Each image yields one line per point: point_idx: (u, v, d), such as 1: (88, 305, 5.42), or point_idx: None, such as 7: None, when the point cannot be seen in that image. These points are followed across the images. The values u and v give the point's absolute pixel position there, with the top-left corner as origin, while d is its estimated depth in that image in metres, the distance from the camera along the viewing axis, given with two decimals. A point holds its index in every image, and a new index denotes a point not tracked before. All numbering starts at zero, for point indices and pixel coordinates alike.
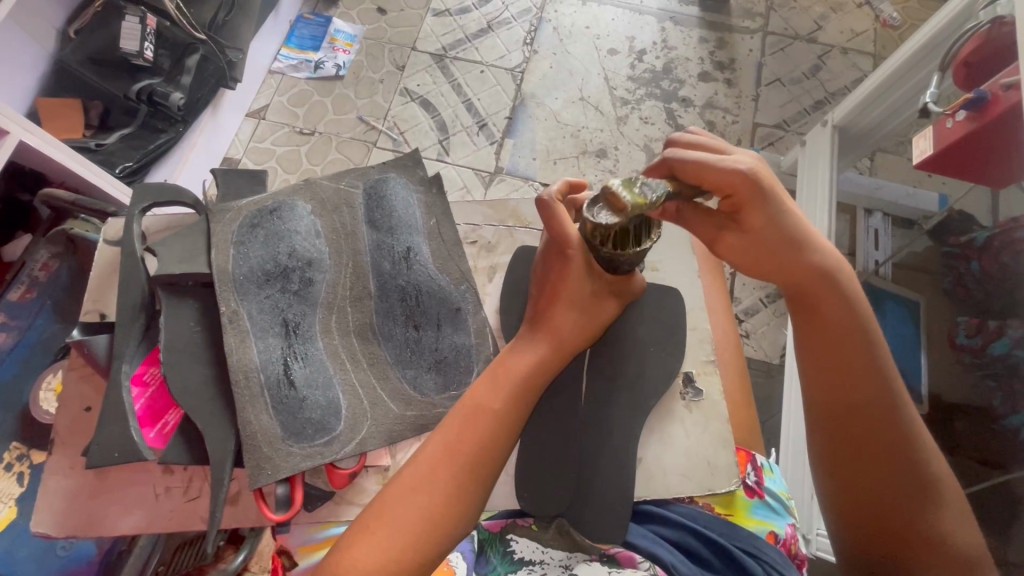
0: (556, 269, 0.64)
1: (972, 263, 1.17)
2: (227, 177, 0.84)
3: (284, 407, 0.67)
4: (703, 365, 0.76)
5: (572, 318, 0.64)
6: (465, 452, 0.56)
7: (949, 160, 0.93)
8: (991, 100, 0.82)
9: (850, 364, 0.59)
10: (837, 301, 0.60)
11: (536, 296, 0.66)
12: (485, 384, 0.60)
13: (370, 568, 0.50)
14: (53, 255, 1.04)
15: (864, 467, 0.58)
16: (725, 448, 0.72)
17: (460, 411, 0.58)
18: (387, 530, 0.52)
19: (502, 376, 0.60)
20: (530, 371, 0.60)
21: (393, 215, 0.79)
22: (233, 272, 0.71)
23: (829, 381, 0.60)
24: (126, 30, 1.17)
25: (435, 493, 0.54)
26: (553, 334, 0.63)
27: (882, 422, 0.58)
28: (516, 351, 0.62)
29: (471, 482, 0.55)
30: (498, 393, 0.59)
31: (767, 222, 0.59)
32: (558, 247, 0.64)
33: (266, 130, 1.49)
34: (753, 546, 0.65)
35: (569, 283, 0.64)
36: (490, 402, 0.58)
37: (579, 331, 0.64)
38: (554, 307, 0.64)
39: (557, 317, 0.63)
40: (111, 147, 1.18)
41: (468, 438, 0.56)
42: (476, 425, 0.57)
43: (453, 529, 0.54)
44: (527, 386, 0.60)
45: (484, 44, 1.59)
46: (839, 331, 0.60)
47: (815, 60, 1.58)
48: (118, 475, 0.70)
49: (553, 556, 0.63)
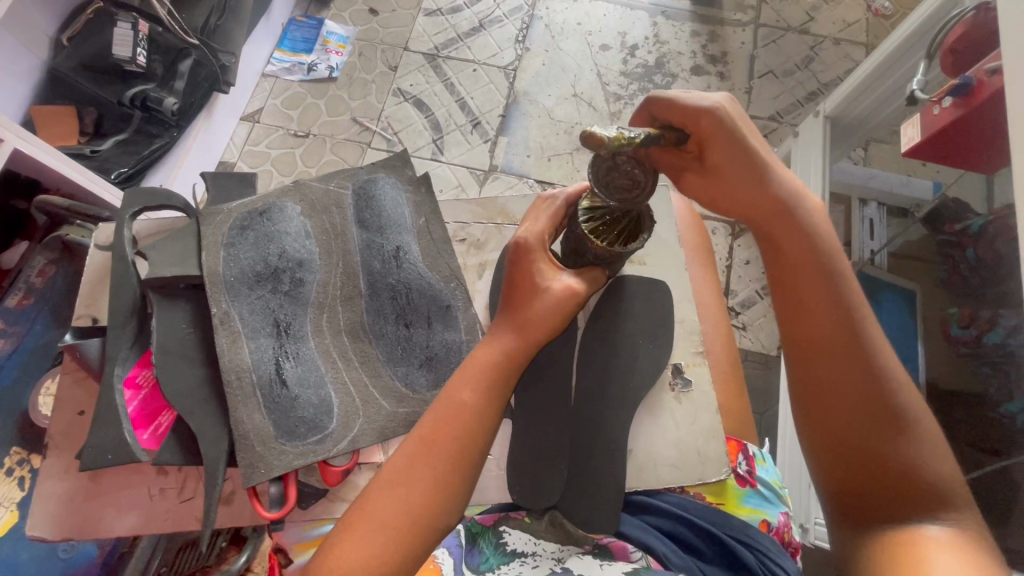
0: (518, 263, 0.63)
1: (967, 251, 1.16)
2: (217, 179, 0.84)
3: (277, 406, 0.68)
4: (691, 357, 0.76)
5: (543, 305, 0.62)
6: (441, 443, 0.56)
7: (937, 148, 0.93)
8: (976, 85, 0.82)
9: (816, 309, 0.59)
10: (803, 240, 0.61)
11: (508, 288, 0.64)
12: (461, 377, 0.60)
13: (354, 561, 0.51)
14: (49, 261, 1.06)
15: (835, 406, 0.57)
16: (716, 438, 0.72)
17: (438, 404, 0.58)
18: (369, 524, 0.53)
19: (474, 369, 0.60)
20: (510, 364, 0.60)
21: (383, 215, 0.80)
22: (223, 274, 0.72)
23: (796, 324, 0.60)
24: (118, 37, 1.18)
25: (415, 486, 0.54)
26: (529, 330, 0.61)
27: (852, 362, 0.57)
28: (487, 343, 0.62)
29: (451, 472, 0.56)
30: (470, 386, 0.59)
31: (725, 152, 0.61)
32: (527, 240, 0.64)
33: (261, 133, 1.49)
34: (745, 534, 0.66)
35: (531, 276, 0.63)
36: (463, 395, 0.58)
37: (545, 319, 0.62)
38: (523, 301, 0.63)
39: (533, 310, 0.62)
40: (106, 153, 1.19)
41: (445, 432, 0.56)
42: (452, 417, 0.57)
43: (438, 521, 0.54)
44: (501, 375, 0.60)
45: (476, 42, 1.59)
46: (804, 274, 0.60)
47: (807, 51, 1.58)
48: (113, 477, 0.71)
49: (546, 548, 0.63)
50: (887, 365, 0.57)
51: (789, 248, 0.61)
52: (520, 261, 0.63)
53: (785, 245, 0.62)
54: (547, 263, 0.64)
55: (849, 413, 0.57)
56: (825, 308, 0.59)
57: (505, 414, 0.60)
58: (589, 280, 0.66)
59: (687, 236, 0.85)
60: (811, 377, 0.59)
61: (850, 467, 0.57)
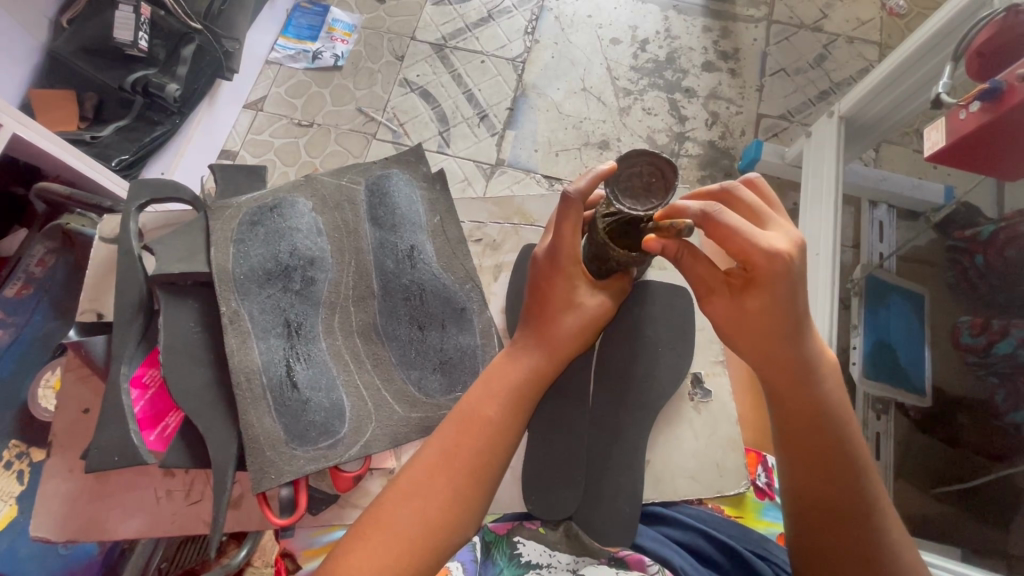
0: (547, 274, 0.61)
1: (977, 257, 1.15)
2: (225, 172, 0.82)
3: (287, 410, 0.66)
4: (712, 365, 0.76)
5: (569, 321, 0.61)
6: (460, 456, 0.55)
7: (961, 153, 0.91)
8: (1006, 91, 0.80)
9: (821, 458, 0.56)
10: (817, 394, 0.57)
11: (532, 301, 0.62)
12: (483, 390, 0.59)
13: (367, 571, 0.49)
14: (50, 250, 1.03)
15: (815, 465, 0.56)
16: (735, 449, 0.72)
17: (460, 414, 0.57)
18: (385, 534, 0.51)
19: (499, 383, 0.59)
20: (533, 381, 0.60)
21: (396, 213, 0.78)
22: (232, 271, 0.69)
23: (806, 477, 0.56)
24: (119, 20, 1.14)
25: (436, 497, 0.53)
26: (556, 346, 0.61)
27: (823, 414, 0.56)
28: (514, 357, 0.61)
29: (470, 488, 0.54)
30: (494, 400, 0.58)
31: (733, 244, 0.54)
32: (553, 251, 0.60)
33: (264, 122, 1.46)
34: (765, 548, 0.64)
35: (561, 290, 0.61)
36: (487, 409, 0.57)
37: (573, 334, 0.61)
38: (552, 314, 0.61)
39: (560, 325, 0.61)
40: (106, 140, 1.16)
41: (467, 446, 0.55)
42: (474, 430, 0.56)
43: (453, 535, 0.53)
44: (524, 393, 0.59)
45: (484, 33, 1.56)
46: (807, 425, 0.56)
47: (820, 49, 1.56)
48: (119, 478, 0.69)
49: (561, 560, 0.61)
50: (849, 432, 0.57)
51: (795, 399, 0.57)
52: (552, 273, 0.61)
53: (792, 391, 0.57)
54: (582, 278, 0.62)
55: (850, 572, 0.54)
56: (828, 455, 0.56)
57: (525, 430, 0.59)
58: (616, 289, 0.65)
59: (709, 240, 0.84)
60: (799, 457, 0.57)
61: (807, 527, 0.56)
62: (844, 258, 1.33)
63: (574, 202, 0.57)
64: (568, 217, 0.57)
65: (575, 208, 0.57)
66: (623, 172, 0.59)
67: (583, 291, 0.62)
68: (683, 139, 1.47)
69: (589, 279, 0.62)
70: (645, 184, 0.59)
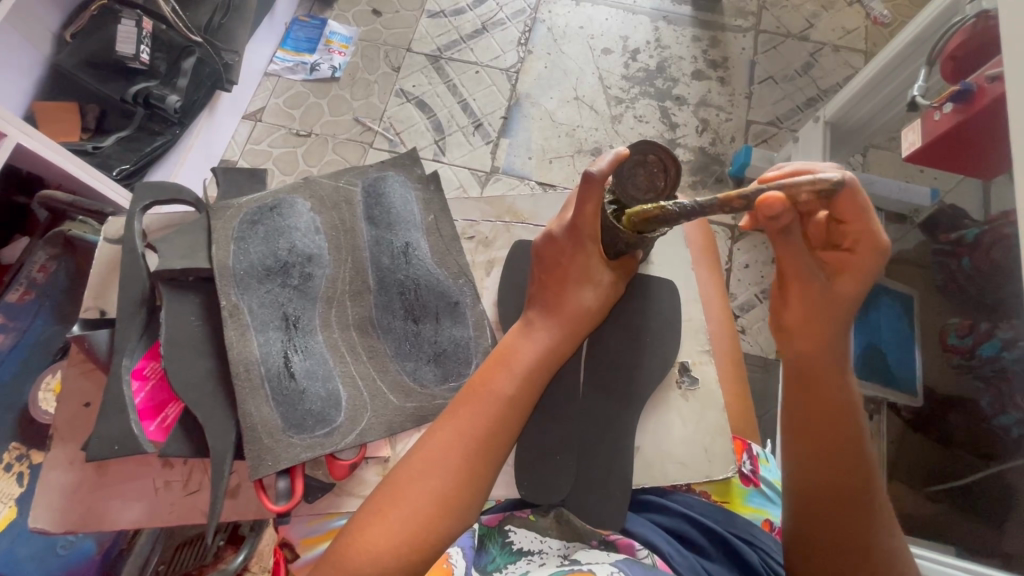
0: (566, 250, 0.64)
1: (962, 260, 1.18)
2: (227, 174, 0.85)
3: (285, 399, 0.67)
4: (699, 355, 0.78)
5: (582, 296, 0.64)
6: (474, 436, 0.57)
7: (937, 153, 0.94)
8: (976, 92, 0.83)
9: (822, 414, 0.60)
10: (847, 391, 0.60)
11: (547, 279, 0.65)
12: (495, 370, 0.61)
13: (382, 547, 0.51)
14: (52, 256, 1.05)
15: (817, 420, 0.60)
16: (722, 435, 0.74)
17: (474, 394, 0.59)
18: (397, 511, 0.53)
19: (515, 362, 0.60)
20: (546, 360, 0.62)
21: (392, 212, 0.80)
22: (232, 267, 0.72)
23: (810, 431, 0.61)
24: (122, 34, 1.19)
25: (449, 473, 0.55)
26: (574, 321, 0.64)
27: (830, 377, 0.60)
28: (528, 335, 0.63)
29: (482, 465, 0.56)
30: (508, 378, 0.60)
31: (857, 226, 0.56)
32: (576, 229, 0.63)
33: (263, 132, 1.50)
34: (751, 534, 0.68)
35: (579, 267, 0.64)
36: (501, 387, 0.59)
37: (588, 312, 0.64)
38: (569, 290, 0.64)
39: (579, 301, 0.64)
40: (108, 150, 1.19)
41: (480, 424, 0.57)
42: (486, 409, 0.58)
43: (463, 513, 0.55)
44: (539, 368, 0.61)
45: (479, 44, 1.60)
46: (816, 381, 0.60)
47: (807, 58, 1.60)
48: (119, 469, 0.71)
49: (551, 546, 0.65)
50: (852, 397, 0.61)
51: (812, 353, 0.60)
52: (573, 250, 0.64)
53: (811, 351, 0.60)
54: (599, 257, 0.65)
55: (845, 561, 0.58)
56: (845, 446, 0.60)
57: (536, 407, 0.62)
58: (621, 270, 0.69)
59: (692, 231, 0.87)
60: (803, 411, 0.61)
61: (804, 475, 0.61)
62: None
63: (595, 182, 0.60)
64: (591, 196, 0.61)
65: (596, 186, 0.60)
66: (630, 162, 0.65)
67: (600, 268, 0.66)
68: (674, 145, 1.50)
69: (604, 258, 0.66)
70: (650, 175, 0.65)
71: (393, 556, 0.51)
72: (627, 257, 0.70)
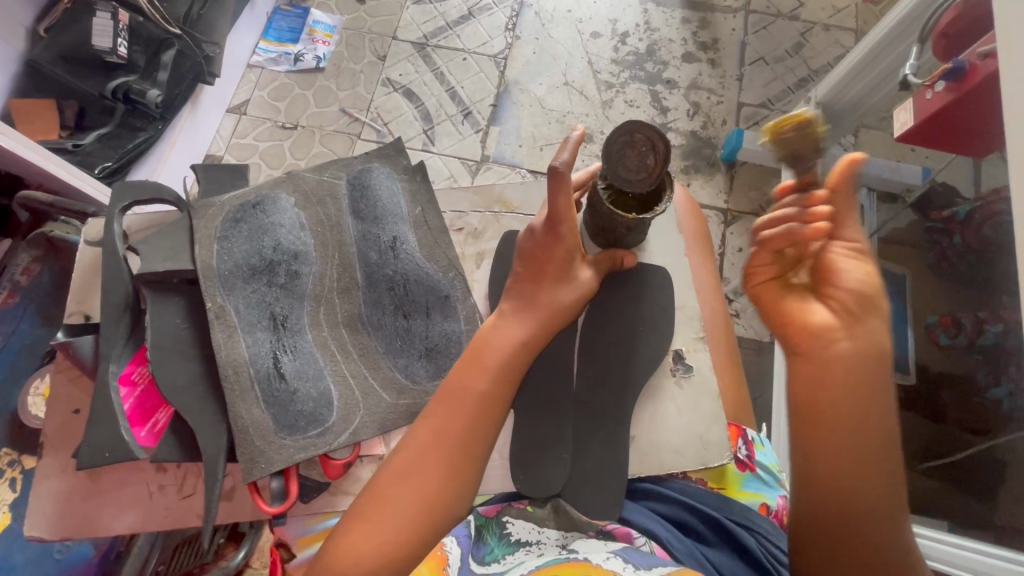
0: (546, 248, 0.65)
1: (955, 237, 1.18)
2: (207, 171, 0.83)
3: (275, 400, 0.67)
4: (693, 342, 0.77)
5: (561, 293, 0.65)
6: (450, 437, 0.57)
7: (930, 133, 0.93)
8: (969, 70, 0.82)
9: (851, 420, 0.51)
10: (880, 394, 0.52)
11: (525, 275, 0.65)
12: (470, 367, 0.60)
13: (364, 551, 0.51)
14: (35, 259, 1.03)
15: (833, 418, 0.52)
16: (718, 423, 0.74)
17: (450, 393, 0.59)
18: (379, 515, 0.53)
19: (487, 358, 0.60)
20: (518, 355, 0.61)
21: (378, 206, 0.79)
22: (216, 267, 0.70)
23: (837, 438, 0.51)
24: (98, 27, 1.15)
25: (428, 473, 0.55)
26: (550, 318, 0.63)
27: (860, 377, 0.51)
28: (499, 331, 0.62)
29: (464, 464, 0.56)
30: (482, 375, 0.59)
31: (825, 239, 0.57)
32: (556, 227, 0.64)
33: (248, 126, 1.47)
34: (746, 518, 0.69)
35: (560, 263, 0.65)
36: (476, 384, 0.58)
37: (568, 310, 0.65)
38: (550, 287, 0.64)
39: (558, 299, 0.64)
40: (88, 147, 1.16)
41: (458, 422, 0.57)
42: (460, 408, 0.58)
43: (450, 511, 0.55)
44: (514, 364, 0.61)
45: (466, 31, 1.57)
46: (851, 382, 0.51)
47: (798, 37, 1.58)
48: (111, 475, 0.70)
49: (548, 536, 0.63)
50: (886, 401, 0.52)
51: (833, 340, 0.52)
52: (551, 248, 0.65)
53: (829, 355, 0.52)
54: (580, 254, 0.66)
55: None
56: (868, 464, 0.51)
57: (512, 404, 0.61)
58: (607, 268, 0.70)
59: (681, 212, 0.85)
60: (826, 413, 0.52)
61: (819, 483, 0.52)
62: None
63: (562, 177, 0.60)
64: (563, 189, 0.61)
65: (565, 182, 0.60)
66: (618, 144, 0.69)
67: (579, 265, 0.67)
68: (665, 130, 1.49)
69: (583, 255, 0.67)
70: (638, 155, 0.70)
71: (375, 559, 0.51)
72: (615, 254, 0.72)
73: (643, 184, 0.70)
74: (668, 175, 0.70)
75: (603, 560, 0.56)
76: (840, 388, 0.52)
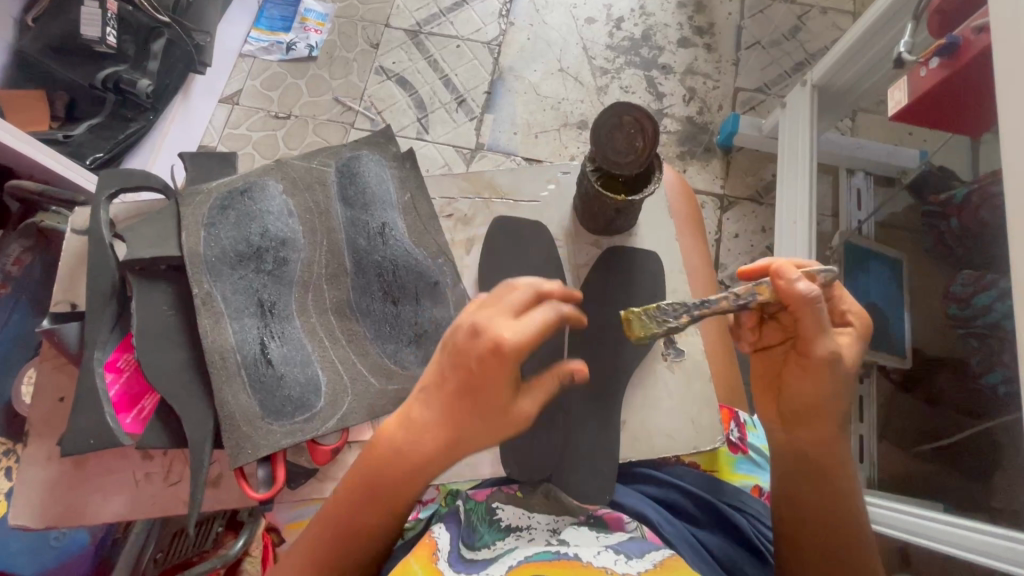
0: (485, 362, 0.50)
1: (952, 221, 1.14)
2: (195, 159, 0.82)
3: (262, 386, 0.67)
4: (683, 326, 0.77)
5: (506, 405, 0.52)
6: (373, 499, 0.55)
7: (925, 112, 0.92)
8: (963, 45, 0.81)
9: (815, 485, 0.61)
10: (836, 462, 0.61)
11: (466, 372, 0.51)
12: (397, 433, 0.54)
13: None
14: (26, 249, 1.02)
15: (804, 482, 0.61)
16: (709, 406, 0.74)
17: (374, 459, 0.54)
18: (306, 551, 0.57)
19: (419, 442, 0.53)
20: (455, 448, 0.53)
21: (367, 192, 0.78)
22: (203, 254, 0.70)
23: (806, 498, 0.61)
24: (85, 15, 1.13)
25: (352, 521, 0.56)
26: (493, 425, 0.53)
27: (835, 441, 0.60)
28: (433, 414, 0.53)
29: (366, 521, 0.56)
30: (418, 449, 0.53)
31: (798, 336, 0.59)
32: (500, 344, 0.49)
33: (240, 116, 1.45)
34: (739, 500, 0.69)
35: (505, 378, 0.51)
36: (407, 458, 0.53)
37: (518, 421, 0.54)
38: (496, 400, 0.52)
39: (504, 409, 0.52)
40: (79, 138, 1.15)
41: (382, 490, 0.55)
42: (386, 478, 0.54)
43: (367, 548, 0.57)
44: (428, 438, 0.53)
45: (459, 18, 1.55)
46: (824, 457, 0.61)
47: (795, 21, 1.56)
48: (98, 462, 0.70)
49: (539, 521, 0.62)
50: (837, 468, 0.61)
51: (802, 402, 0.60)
52: (493, 366, 0.50)
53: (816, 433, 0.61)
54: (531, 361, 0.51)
55: None
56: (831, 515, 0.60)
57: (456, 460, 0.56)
58: (545, 323, 0.52)
59: (671, 194, 0.85)
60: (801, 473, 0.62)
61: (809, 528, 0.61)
62: (823, 228, 1.38)
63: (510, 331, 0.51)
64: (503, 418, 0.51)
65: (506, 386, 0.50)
66: (608, 126, 0.72)
67: (495, 322, 0.51)
68: (661, 116, 1.48)
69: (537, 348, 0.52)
70: (628, 137, 0.72)
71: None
72: (547, 284, 0.55)
73: (634, 166, 0.71)
74: (657, 156, 0.71)
75: (594, 556, 0.54)
76: (801, 450, 0.61)
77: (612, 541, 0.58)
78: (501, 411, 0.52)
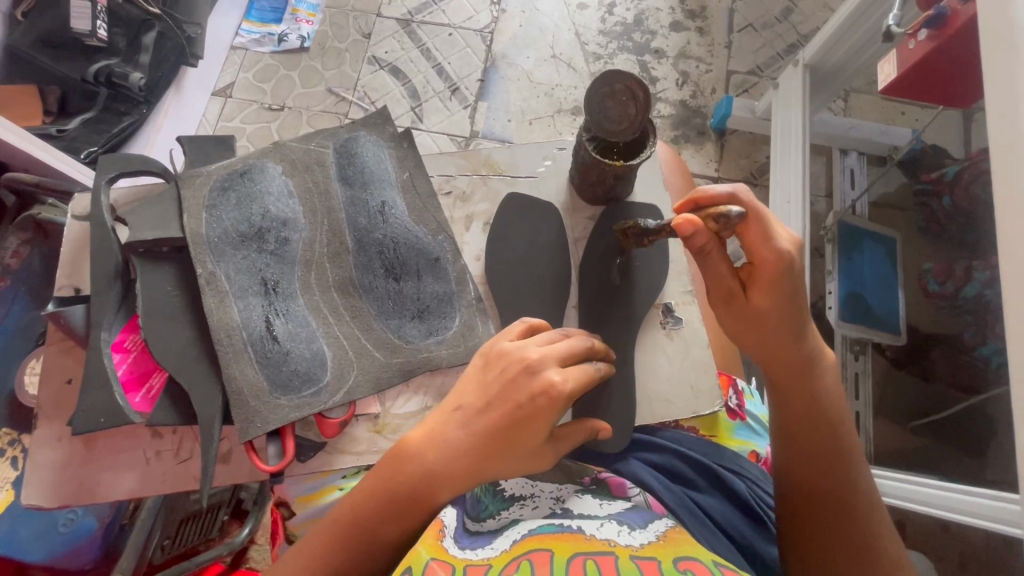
0: (526, 407, 0.54)
1: (944, 197, 1.13)
2: (193, 143, 0.82)
3: (269, 361, 0.68)
4: (682, 296, 0.78)
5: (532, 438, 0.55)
6: (389, 494, 0.56)
7: (910, 85, 0.94)
8: (951, 15, 0.82)
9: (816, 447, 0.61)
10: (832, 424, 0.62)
11: (499, 392, 0.57)
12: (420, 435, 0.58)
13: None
14: (24, 241, 1.02)
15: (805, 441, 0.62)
16: (708, 371, 0.75)
17: (393, 457, 0.58)
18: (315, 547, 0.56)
19: (440, 441, 0.57)
20: (476, 466, 0.56)
21: (366, 171, 0.79)
22: (206, 235, 0.71)
23: (811, 458, 0.61)
24: (75, 9, 1.13)
25: (366, 513, 0.56)
26: (513, 446, 0.55)
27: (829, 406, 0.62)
28: (458, 425, 0.57)
29: (373, 526, 0.56)
30: (436, 452, 0.56)
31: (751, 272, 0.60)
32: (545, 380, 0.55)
33: (235, 108, 1.44)
34: (737, 465, 0.71)
35: (539, 410, 0.55)
36: (427, 456, 0.56)
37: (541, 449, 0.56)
38: (524, 433, 0.55)
39: (530, 439, 0.55)
40: (73, 133, 1.16)
41: (399, 485, 0.56)
42: (405, 471, 0.56)
43: (380, 546, 0.56)
44: (463, 460, 0.56)
45: (451, 6, 1.55)
46: (820, 423, 0.62)
47: (786, 3, 1.56)
48: (107, 442, 0.71)
49: (543, 489, 0.63)
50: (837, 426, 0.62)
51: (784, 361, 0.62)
52: (530, 403, 0.55)
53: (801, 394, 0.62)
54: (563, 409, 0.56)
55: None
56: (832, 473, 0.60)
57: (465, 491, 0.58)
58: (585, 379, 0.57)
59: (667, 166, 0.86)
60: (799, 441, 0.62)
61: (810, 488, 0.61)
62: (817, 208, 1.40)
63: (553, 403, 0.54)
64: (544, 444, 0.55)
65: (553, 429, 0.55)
66: (600, 97, 0.72)
67: (547, 364, 0.56)
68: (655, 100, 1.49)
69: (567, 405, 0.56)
70: (620, 106, 0.72)
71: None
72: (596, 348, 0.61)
73: (628, 133, 0.72)
74: (650, 122, 0.72)
75: (596, 528, 0.52)
76: (800, 415, 0.62)
77: (614, 510, 0.57)
78: (536, 453, 0.56)
